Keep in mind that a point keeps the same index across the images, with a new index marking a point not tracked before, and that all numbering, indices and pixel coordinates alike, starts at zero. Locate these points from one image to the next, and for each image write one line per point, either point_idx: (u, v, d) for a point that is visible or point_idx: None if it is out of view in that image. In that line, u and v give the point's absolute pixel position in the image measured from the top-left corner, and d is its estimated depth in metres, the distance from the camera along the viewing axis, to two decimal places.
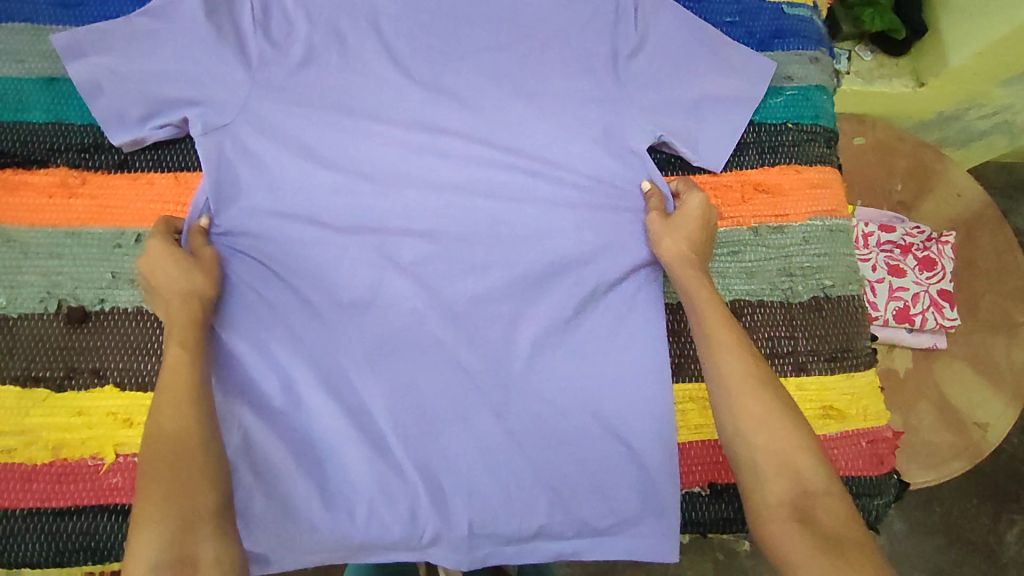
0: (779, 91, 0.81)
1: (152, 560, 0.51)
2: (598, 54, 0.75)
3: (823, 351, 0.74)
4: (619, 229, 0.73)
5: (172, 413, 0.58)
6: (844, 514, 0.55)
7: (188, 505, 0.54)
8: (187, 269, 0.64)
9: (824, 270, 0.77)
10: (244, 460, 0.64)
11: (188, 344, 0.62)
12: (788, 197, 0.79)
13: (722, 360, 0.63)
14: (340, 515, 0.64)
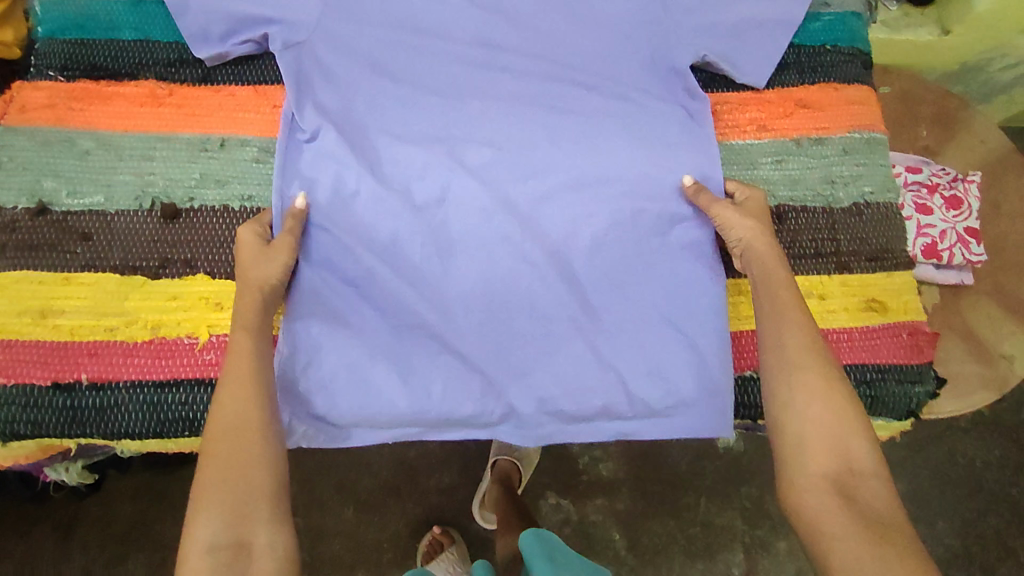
0: (818, 16, 0.85)
1: (210, 540, 0.55)
2: None
3: (864, 251, 0.78)
4: (670, 140, 0.78)
5: (232, 394, 0.60)
6: (886, 495, 0.59)
7: (243, 492, 0.57)
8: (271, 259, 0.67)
9: (863, 178, 0.81)
10: (329, 337, 0.70)
11: (252, 330, 0.63)
12: (828, 112, 0.82)
13: (788, 332, 0.65)
14: (417, 392, 0.70)
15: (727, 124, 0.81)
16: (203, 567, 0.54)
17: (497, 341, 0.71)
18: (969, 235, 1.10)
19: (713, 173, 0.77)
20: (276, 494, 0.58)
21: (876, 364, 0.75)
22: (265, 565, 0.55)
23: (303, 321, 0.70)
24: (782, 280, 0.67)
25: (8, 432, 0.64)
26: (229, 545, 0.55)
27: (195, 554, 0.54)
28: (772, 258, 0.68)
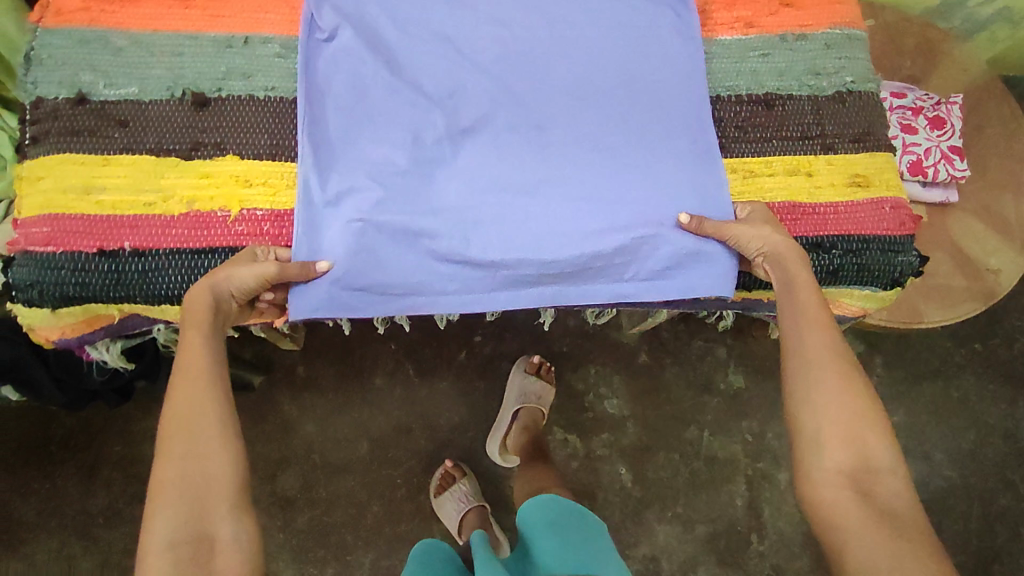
0: None
1: (169, 536, 0.59)
2: None
3: (848, 134, 0.83)
4: (661, 41, 0.83)
5: (187, 397, 0.64)
6: (904, 491, 0.64)
7: (199, 490, 0.61)
8: (245, 272, 0.67)
9: (845, 70, 0.86)
10: (344, 202, 0.72)
11: (202, 331, 0.66)
12: (811, 10, 0.88)
13: (809, 336, 0.69)
14: (419, 258, 0.73)
15: (717, 22, 0.86)
16: (165, 562, 0.59)
17: (521, 209, 0.75)
18: (953, 152, 1.14)
19: (701, 67, 0.83)
20: (234, 489, 0.63)
21: (859, 235, 0.79)
22: (229, 557, 0.60)
23: (322, 183, 0.73)
24: (807, 287, 0.71)
25: (58, 295, 0.69)
26: (190, 540, 0.60)
27: (155, 552, 0.59)
28: (791, 262, 0.72)
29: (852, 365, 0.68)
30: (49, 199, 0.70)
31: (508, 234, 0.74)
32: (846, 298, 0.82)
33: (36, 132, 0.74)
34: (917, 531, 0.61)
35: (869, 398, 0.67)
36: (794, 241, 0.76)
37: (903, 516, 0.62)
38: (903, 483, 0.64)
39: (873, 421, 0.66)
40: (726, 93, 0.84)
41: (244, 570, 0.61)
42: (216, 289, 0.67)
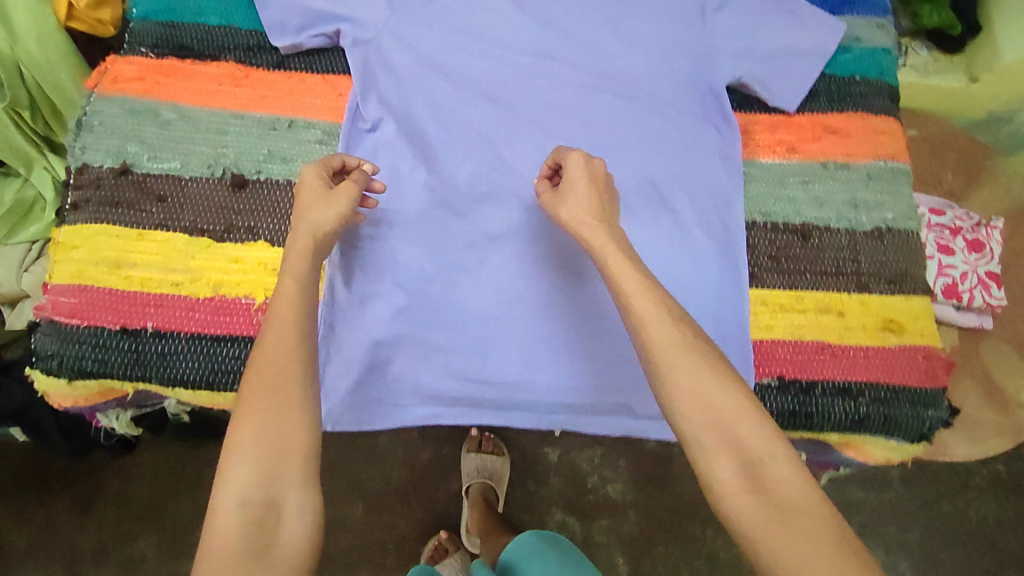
0: (848, 49, 0.90)
1: (241, 496, 0.54)
2: (689, 7, 0.88)
3: (885, 274, 0.81)
4: (699, 160, 0.82)
5: (275, 349, 0.59)
6: (793, 471, 0.54)
7: (278, 451, 0.56)
8: (326, 203, 0.66)
9: (886, 205, 0.84)
10: (359, 302, 0.71)
11: (300, 282, 0.62)
12: (857, 138, 0.86)
13: (651, 332, 0.59)
14: (434, 368, 0.71)
15: (759, 144, 0.85)
16: (234, 523, 0.54)
17: (544, 326, 0.74)
18: (991, 280, 1.08)
19: (737, 190, 0.82)
20: (308, 456, 0.57)
21: (890, 385, 0.77)
22: (295, 529, 0.55)
23: (342, 280, 0.72)
24: (626, 272, 0.63)
25: (77, 368, 0.69)
26: (259, 505, 0.54)
27: (225, 509, 0.54)
28: (610, 247, 0.65)
29: (691, 348, 0.58)
30: (81, 270, 0.72)
31: (525, 351, 0.73)
32: (871, 446, 0.79)
33: (77, 198, 0.75)
34: (822, 527, 0.51)
35: (731, 378, 0.57)
36: (613, 205, 0.69)
37: (801, 509, 0.53)
38: (786, 461, 0.55)
39: (741, 405, 0.56)
40: (761, 219, 0.82)
41: (309, 545, 0.55)
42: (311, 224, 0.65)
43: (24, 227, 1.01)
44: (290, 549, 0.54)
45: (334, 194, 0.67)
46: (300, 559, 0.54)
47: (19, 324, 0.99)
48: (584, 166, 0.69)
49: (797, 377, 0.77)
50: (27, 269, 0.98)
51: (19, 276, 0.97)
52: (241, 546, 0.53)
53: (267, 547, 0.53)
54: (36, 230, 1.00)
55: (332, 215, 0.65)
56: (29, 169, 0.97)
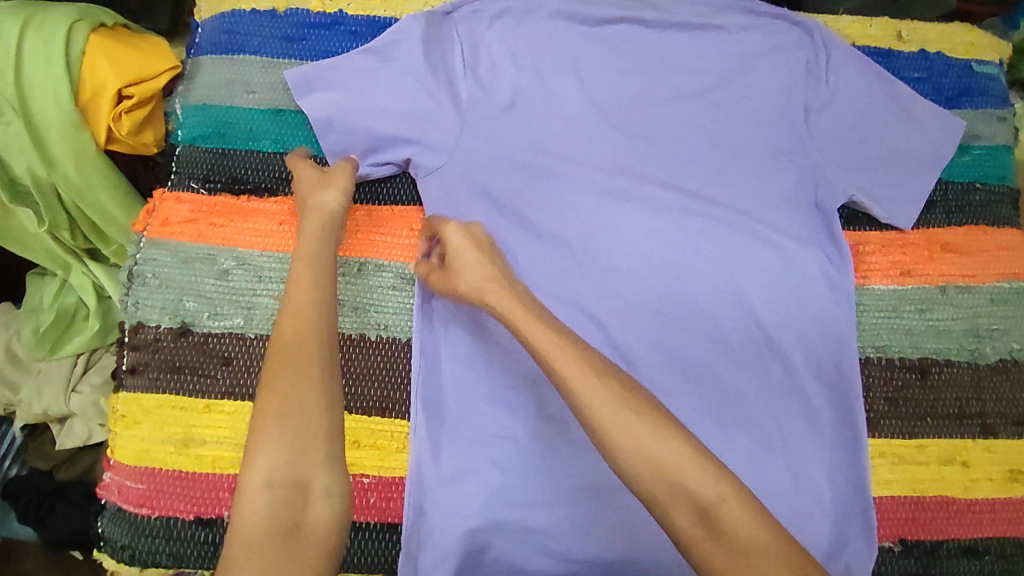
0: (968, 150, 0.83)
1: (269, 475, 0.54)
2: (791, 105, 0.81)
3: (1011, 415, 0.75)
4: (798, 290, 0.76)
5: (294, 330, 0.61)
6: (747, 512, 0.51)
7: (302, 428, 0.56)
8: (324, 187, 0.69)
9: (1011, 332, 0.77)
10: (444, 480, 0.66)
11: (313, 264, 0.65)
12: (976, 256, 0.79)
13: (583, 397, 0.55)
14: (528, 546, 0.66)
15: (871, 267, 0.78)
16: (262, 503, 0.54)
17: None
18: None
19: (849, 326, 0.75)
20: (332, 435, 0.57)
21: (1018, 539, 0.71)
22: (321, 510, 0.55)
23: (426, 454, 0.67)
24: (540, 325, 0.60)
25: (149, 561, 0.65)
26: (286, 485, 0.54)
27: (253, 486, 0.54)
28: (528, 315, 0.62)
29: (622, 401, 0.55)
30: (147, 450, 0.66)
31: (633, 526, 0.66)
32: None
33: (134, 361, 0.68)
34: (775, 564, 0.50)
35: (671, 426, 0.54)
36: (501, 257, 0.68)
37: (758, 549, 0.50)
38: (737, 501, 0.52)
39: (685, 457, 0.52)
40: (875, 354, 0.76)
41: (334, 528, 0.55)
42: (315, 208, 0.69)
43: (68, 338, 0.86)
44: (316, 529, 0.54)
45: (332, 174, 0.71)
46: (326, 541, 0.54)
47: (69, 444, 0.85)
48: (464, 239, 0.67)
49: (921, 539, 0.71)
50: (74, 390, 0.85)
51: (66, 398, 0.84)
52: (271, 527, 0.53)
53: (295, 528, 0.53)
54: (78, 343, 0.85)
55: (335, 199, 0.69)
56: (67, 272, 0.85)
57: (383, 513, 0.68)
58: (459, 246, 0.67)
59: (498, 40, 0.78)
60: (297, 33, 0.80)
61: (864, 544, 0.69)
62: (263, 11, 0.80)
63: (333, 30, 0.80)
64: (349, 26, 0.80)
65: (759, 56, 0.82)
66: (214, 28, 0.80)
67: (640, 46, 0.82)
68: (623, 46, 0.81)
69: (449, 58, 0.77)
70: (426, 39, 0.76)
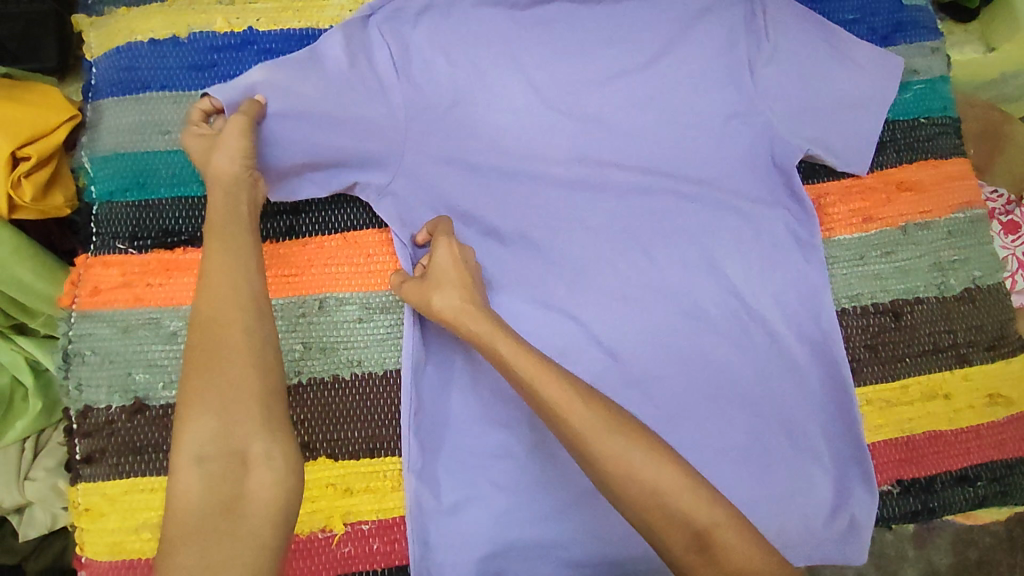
0: (908, 86, 0.83)
1: (199, 450, 0.53)
2: (736, 64, 0.79)
3: (982, 341, 0.76)
4: (768, 252, 0.75)
5: (214, 304, 0.57)
6: (743, 539, 0.54)
7: (228, 398, 0.54)
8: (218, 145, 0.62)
9: (971, 261, 0.79)
10: (448, 512, 0.64)
11: (222, 233, 0.60)
12: (929, 192, 0.80)
13: (571, 424, 0.56)
14: (541, 558, 0.64)
15: (834, 218, 0.78)
16: (194, 478, 0.52)
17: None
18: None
19: (823, 280, 0.75)
20: (267, 402, 0.55)
21: (1004, 461, 0.74)
22: (262, 475, 0.53)
23: (427, 490, 0.64)
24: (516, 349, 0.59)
25: None
26: (220, 457, 0.53)
27: (183, 465, 0.52)
28: (499, 334, 0.60)
29: (617, 427, 0.56)
30: (120, 541, 0.62)
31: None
32: (985, 515, 0.77)
33: (87, 449, 0.63)
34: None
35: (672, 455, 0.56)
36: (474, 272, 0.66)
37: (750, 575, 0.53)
38: (734, 528, 0.54)
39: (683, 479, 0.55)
40: (850, 304, 0.76)
41: (278, 493, 0.53)
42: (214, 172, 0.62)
43: (9, 423, 0.75)
44: (259, 498, 0.52)
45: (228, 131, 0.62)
46: (270, 506, 0.53)
47: (34, 533, 0.75)
48: (448, 252, 0.65)
49: (915, 477, 0.72)
50: (27, 477, 0.76)
51: (20, 487, 0.75)
52: (209, 501, 0.52)
53: (234, 501, 0.52)
54: (22, 427, 0.75)
55: (234, 163, 0.62)
56: None
57: (388, 557, 0.65)
58: (445, 265, 0.65)
59: (427, 38, 0.73)
60: (206, 59, 0.72)
61: (865, 494, 0.70)
62: (162, 39, 0.72)
63: (245, 51, 0.73)
64: (262, 45, 0.74)
65: (696, 20, 0.80)
66: (109, 66, 0.72)
67: (576, 24, 0.78)
68: (558, 26, 0.78)
69: (378, 62, 0.71)
70: (347, 45, 0.70)
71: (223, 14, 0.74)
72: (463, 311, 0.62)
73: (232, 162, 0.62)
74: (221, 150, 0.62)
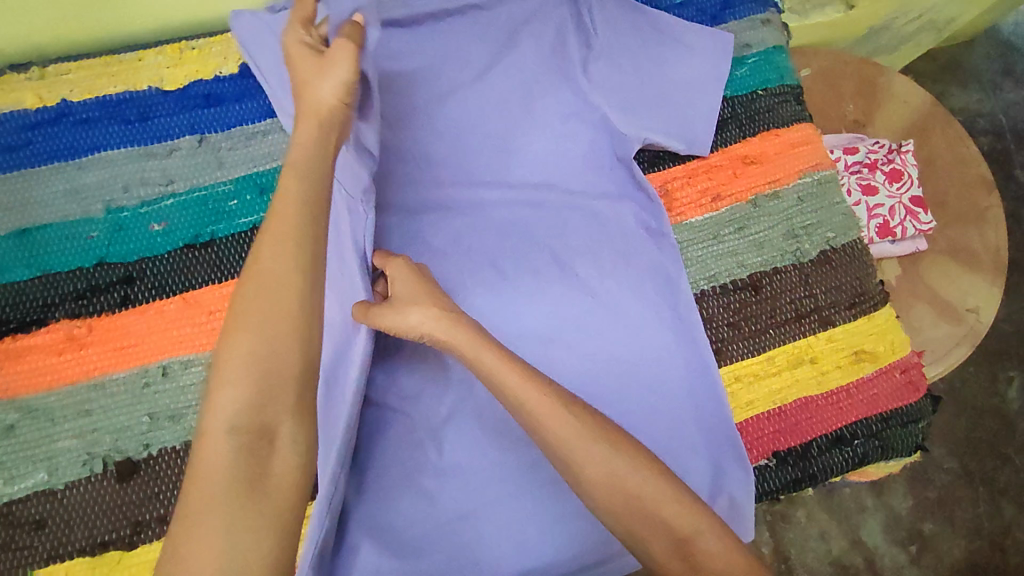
0: (742, 61, 0.84)
1: (232, 420, 0.47)
2: (568, 65, 0.80)
3: (843, 301, 0.77)
4: (622, 247, 0.76)
5: (274, 260, 0.51)
6: (722, 544, 0.51)
7: (271, 368, 0.49)
8: (323, 72, 0.57)
9: (824, 224, 0.80)
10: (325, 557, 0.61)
11: (303, 176, 0.54)
12: (775, 161, 0.81)
13: (553, 432, 0.54)
14: None
15: (684, 203, 0.78)
16: (222, 451, 0.47)
17: (542, 486, 0.66)
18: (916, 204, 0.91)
19: (676, 267, 0.75)
20: (310, 381, 0.50)
21: (877, 415, 0.75)
22: (287, 461, 0.48)
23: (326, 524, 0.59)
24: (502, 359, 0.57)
25: None
26: (251, 431, 0.48)
27: (212, 435, 0.47)
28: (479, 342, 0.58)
29: (598, 433, 0.54)
30: None
31: (516, 532, 0.65)
32: (874, 471, 0.77)
33: None
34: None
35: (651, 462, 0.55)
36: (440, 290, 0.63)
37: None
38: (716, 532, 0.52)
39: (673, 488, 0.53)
40: (708, 285, 0.76)
41: (301, 480, 0.49)
42: (312, 100, 0.57)
43: None
44: (283, 482, 0.48)
45: (333, 54, 0.58)
46: (295, 496, 0.48)
47: None
48: (404, 272, 0.63)
49: (791, 445, 0.73)
50: None
51: None
52: (232, 478, 0.46)
53: (259, 481, 0.47)
54: None
55: (336, 96, 0.57)
56: None
57: None
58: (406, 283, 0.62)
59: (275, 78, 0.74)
60: (19, 138, 0.70)
61: (740, 473, 0.70)
62: None
63: (60, 124, 0.71)
64: (77, 115, 0.72)
65: (526, 23, 0.80)
66: None
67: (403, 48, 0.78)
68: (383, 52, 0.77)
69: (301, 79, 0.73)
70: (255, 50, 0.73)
71: (33, 91, 0.72)
72: (445, 321, 0.59)
73: (338, 95, 0.58)
74: (329, 77, 0.57)
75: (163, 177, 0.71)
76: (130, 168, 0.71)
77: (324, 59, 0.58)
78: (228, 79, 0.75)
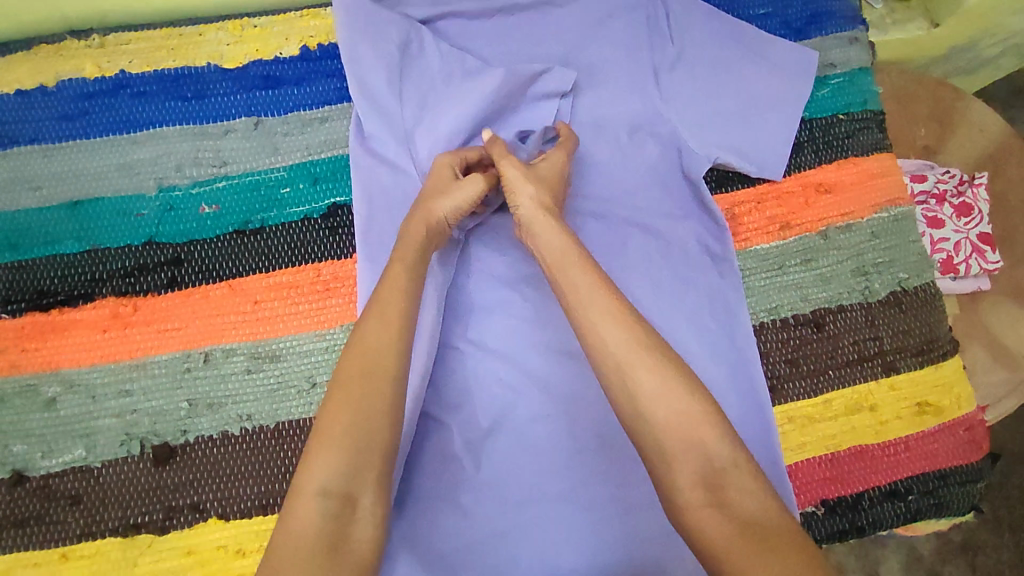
0: (825, 81, 0.79)
1: (323, 483, 0.46)
2: (642, 69, 0.76)
3: (910, 347, 0.73)
4: (679, 270, 0.73)
5: (378, 335, 0.52)
6: (757, 488, 0.47)
7: (370, 440, 0.48)
8: (451, 197, 0.63)
9: (897, 262, 0.75)
10: None
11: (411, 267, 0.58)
12: (851, 192, 0.76)
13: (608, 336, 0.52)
14: None
15: (750, 228, 0.74)
16: (310, 516, 0.46)
17: (579, 509, 0.64)
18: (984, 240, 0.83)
19: (737, 295, 0.72)
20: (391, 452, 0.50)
21: (935, 472, 0.71)
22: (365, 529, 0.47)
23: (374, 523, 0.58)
24: (576, 269, 0.56)
25: None
26: (340, 497, 0.47)
27: (305, 495, 0.46)
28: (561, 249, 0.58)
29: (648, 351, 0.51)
30: None
31: (548, 555, 0.62)
32: (924, 527, 0.74)
33: None
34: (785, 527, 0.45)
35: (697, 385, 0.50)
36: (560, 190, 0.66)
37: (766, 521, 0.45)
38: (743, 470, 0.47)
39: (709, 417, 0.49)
40: (768, 318, 0.73)
41: (375, 550, 0.47)
42: (434, 215, 0.62)
43: None
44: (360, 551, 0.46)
45: (468, 183, 0.64)
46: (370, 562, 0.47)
47: None
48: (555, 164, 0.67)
49: (841, 495, 0.70)
50: None
51: None
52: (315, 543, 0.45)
53: (339, 546, 0.45)
54: None
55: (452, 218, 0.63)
56: None
57: None
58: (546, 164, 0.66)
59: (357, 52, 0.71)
60: (76, 108, 0.70)
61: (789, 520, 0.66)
62: (30, 89, 0.70)
63: (117, 95, 0.70)
64: (135, 87, 0.70)
65: (600, 22, 0.76)
66: None
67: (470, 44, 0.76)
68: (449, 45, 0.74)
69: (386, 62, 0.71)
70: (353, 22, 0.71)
71: (92, 60, 0.71)
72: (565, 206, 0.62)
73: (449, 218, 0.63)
74: (457, 204, 0.63)
75: (217, 158, 0.70)
76: (184, 146, 0.70)
77: (457, 187, 0.64)
78: (287, 61, 0.72)
